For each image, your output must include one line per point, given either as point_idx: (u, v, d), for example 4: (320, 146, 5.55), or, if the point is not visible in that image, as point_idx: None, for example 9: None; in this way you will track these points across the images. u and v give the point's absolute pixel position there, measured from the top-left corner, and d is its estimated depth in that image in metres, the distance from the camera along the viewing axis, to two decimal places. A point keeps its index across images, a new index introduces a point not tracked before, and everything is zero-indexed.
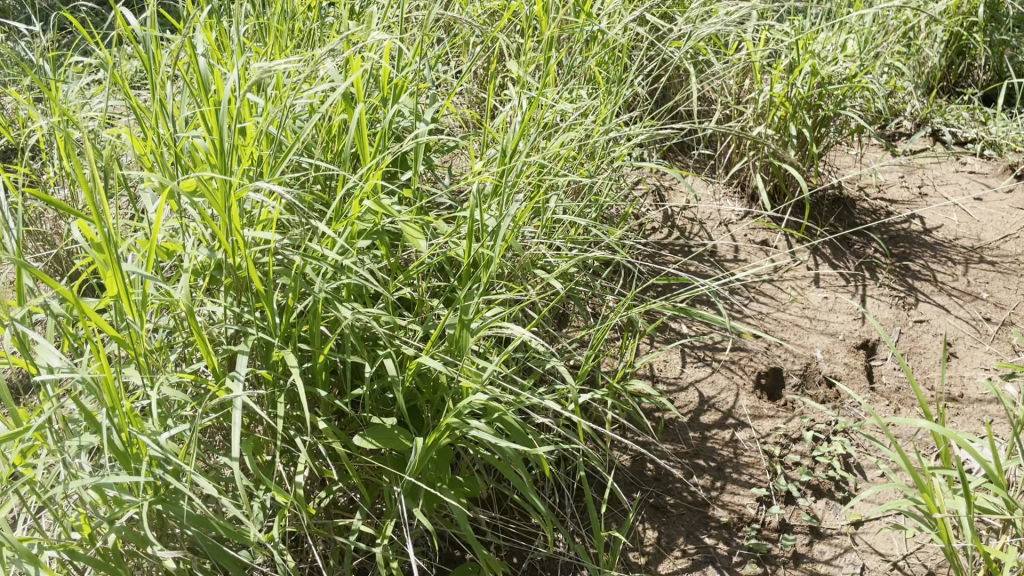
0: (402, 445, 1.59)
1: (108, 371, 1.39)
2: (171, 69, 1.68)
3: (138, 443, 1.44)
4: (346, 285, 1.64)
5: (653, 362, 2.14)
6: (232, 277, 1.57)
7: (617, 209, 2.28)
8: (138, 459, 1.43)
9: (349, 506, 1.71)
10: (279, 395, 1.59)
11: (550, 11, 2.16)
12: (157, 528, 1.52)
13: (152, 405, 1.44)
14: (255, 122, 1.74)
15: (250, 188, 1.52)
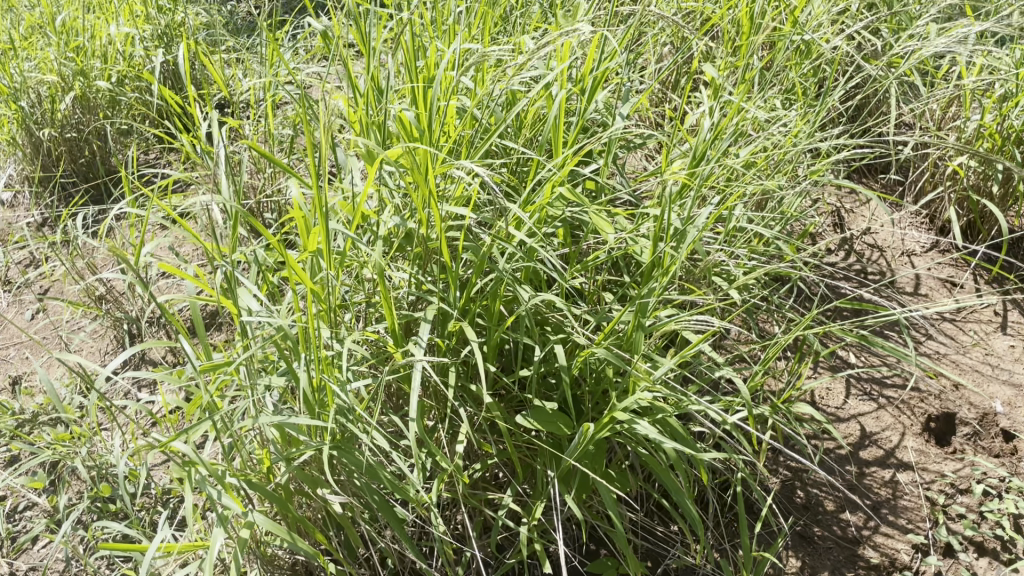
0: (561, 431, 1.61)
1: (307, 320, 1.49)
2: (388, 44, 1.76)
3: (323, 391, 1.53)
4: (527, 268, 1.67)
5: (815, 388, 2.09)
6: (423, 247, 1.64)
7: (797, 225, 2.22)
8: (321, 405, 1.53)
9: (497, 482, 1.75)
10: (452, 364, 1.64)
11: (756, 18, 2.12)
12: (326, 472, 1.61)
13: (340, 357, 1.52)
14: (459, 101, 1.80)
15: (451, 164, 1.58)
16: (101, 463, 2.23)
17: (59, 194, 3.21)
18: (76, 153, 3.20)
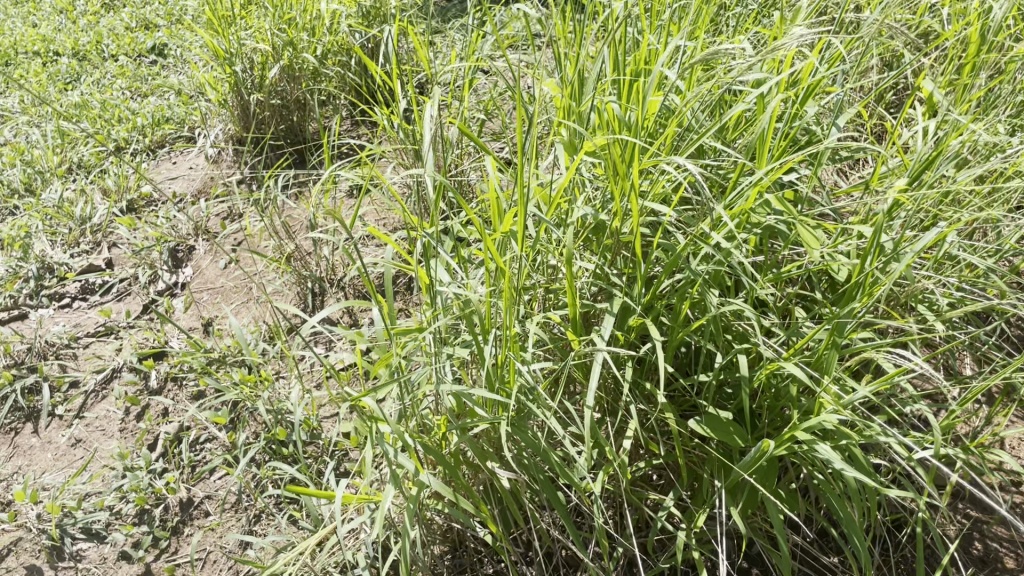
0: (735, 442, 1.57)
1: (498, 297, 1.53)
2: (604, 35, 1.77)
3: (507, 368, 1.57)
4: (718, 271, 1.64)
5: (1007, 437, 1.95)
6: (615, 240, 1.64)
7: (1006, 261, 2.07)
8: (503, 381, 1.57)
9: (659, 483, 1.73)
10: (630, 360, 1.64)
11: (990, 38, 1.99)
12: (496, 447, 1.65)
13: (528, 338, 1.55)
14: (667, 98, 1.78)
15: (656, 160, 1.57)
16: (280, 408, 2.41)
17: (261, 155, 3.46)
18: (279, 117, 3.43)
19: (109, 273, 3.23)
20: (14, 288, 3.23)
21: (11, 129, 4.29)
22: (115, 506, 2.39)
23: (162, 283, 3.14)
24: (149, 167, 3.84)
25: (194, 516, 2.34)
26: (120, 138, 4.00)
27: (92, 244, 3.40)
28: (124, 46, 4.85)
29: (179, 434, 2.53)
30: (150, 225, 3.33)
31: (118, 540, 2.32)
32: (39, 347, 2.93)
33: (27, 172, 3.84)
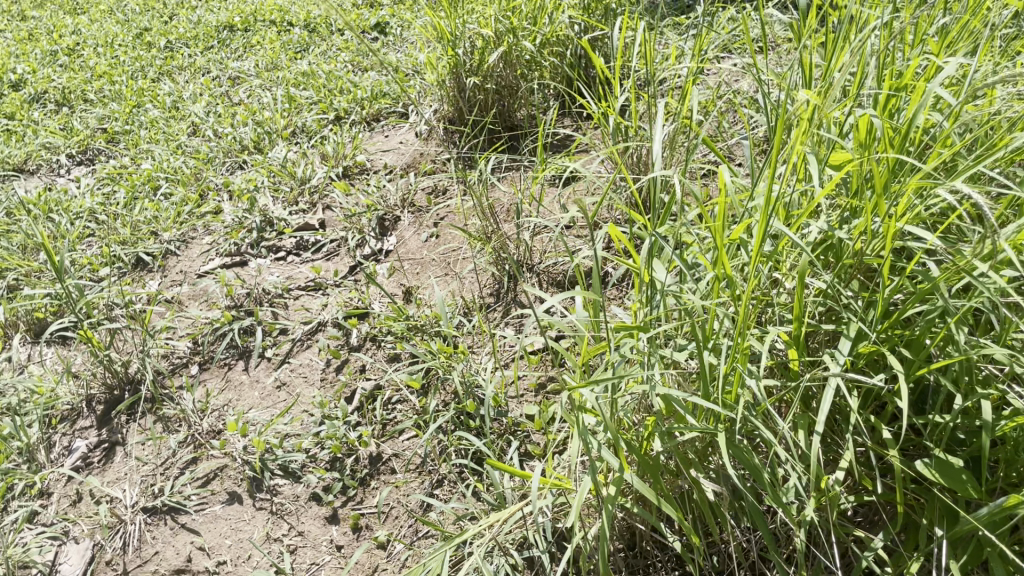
0: (968, 492, 1.45)
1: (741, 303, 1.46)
2: (871, 48, 1.69)
3: (734, 377, 1.51)
4: (971, 309, 1.52)
5: None
6: (857, 261, 1.56)
7: None
8: (728, 390, 1.51)
9: (867, 522, 1.64)
10: (859, 389, 1.55)
11: None
12: (701, 455, 1.61)
13: (762, 349, 1.48)
14: (930, 120, 1.67)
15: (922, 182, 1.47)
16: (471, 382, 2.50)
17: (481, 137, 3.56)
18: (494, 100, 3.54)
19: (322, 233, 3.51)
20: (240, 237, 3.56)
21: (245, 91, 4.72)
22: (311, 450, 2.56)
23: (368, 249, 3.39)
24: (365, 137, 4.18)
25: (381, 471, 2.47)
26: (340, 108, 4.37)
27: (309, 204, 3.71)
28: (350, 21, 5.23)
29: (374, 392, 2.68)
30: (362, 193, 3.63)
31: (312, 481, 2.49)
32: (257, 294, 3.21)
33: (257, 132, 4.21)
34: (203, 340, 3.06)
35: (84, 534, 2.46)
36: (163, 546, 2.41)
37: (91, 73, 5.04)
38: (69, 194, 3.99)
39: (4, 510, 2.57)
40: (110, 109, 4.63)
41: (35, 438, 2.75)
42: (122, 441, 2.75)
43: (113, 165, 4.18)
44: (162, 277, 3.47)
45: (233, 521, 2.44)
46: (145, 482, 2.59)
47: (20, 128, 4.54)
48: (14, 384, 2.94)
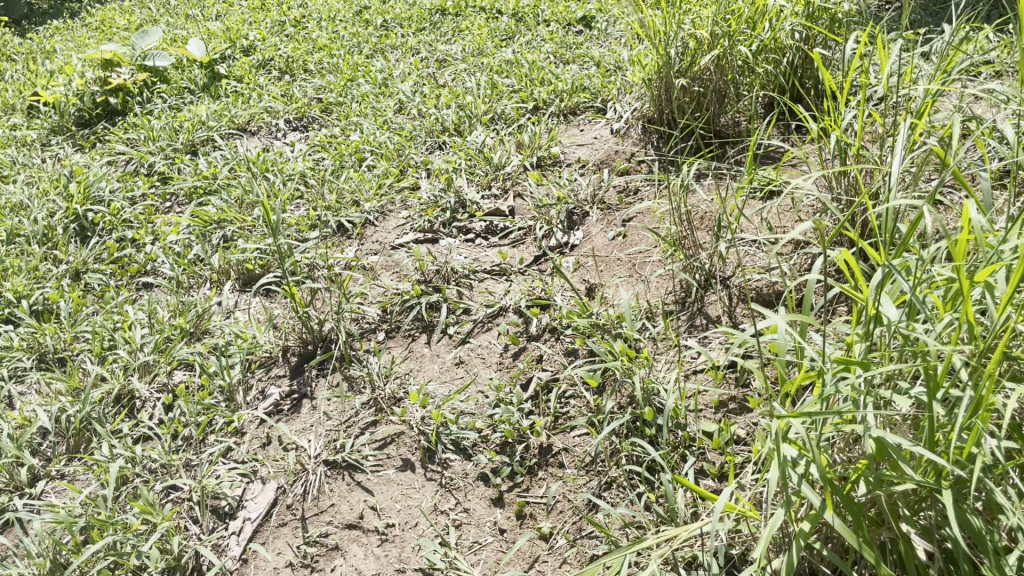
0: None
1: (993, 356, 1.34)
2: None
3: (969, 433, 1.39)
4: None
5: None
6: None
7: None
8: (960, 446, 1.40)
9: None
10: None
11: None
12: (912, 506, 1.51)
13: (1008, 409, 1.36)
14: None
15: None
16: (651, 389, 2.44)
17: (690, 142, 3.50)
18: (701, 103, 3.49)
19: (511, 220, 3.58)
20: (434, 215, 3.70)
21: (450, 74, 4.92)
22: (484, 431, 2.62)
23: (555, 240, 3.42)
24: (562, 129, 4.23)
25: (550, 463, 2.49)
26: (540, 99, 4.44)
27: (501, 190, 3.81)
28: (558, 13, 5.46)
29: (549, 384, 2.70)
30: (555, 185, 3.68)
31: (481, 462, 2.54)
32: (446, 272, 3.32)
33: (459, 115, 4.35)
34: (392, 310, 3.20)
35: (270, 476, 2.64)
36: (339, 500, 2.54)
37: (313, 45, 5.38)
38: (283, 156, 4.28)
39: (202, 442, 2.78)
40: (327, 80, 4.93)
41: (236, 379, 2.97)
42: (310, 394, 2.93)
43: (324, 133, 4.44)
44: (359, 244, 3.67)
45: (404, 487, 2.54)
46: (328, 437, 2.75)
47: (246, 90, 4.90)
48: (223, 326, 3.18)
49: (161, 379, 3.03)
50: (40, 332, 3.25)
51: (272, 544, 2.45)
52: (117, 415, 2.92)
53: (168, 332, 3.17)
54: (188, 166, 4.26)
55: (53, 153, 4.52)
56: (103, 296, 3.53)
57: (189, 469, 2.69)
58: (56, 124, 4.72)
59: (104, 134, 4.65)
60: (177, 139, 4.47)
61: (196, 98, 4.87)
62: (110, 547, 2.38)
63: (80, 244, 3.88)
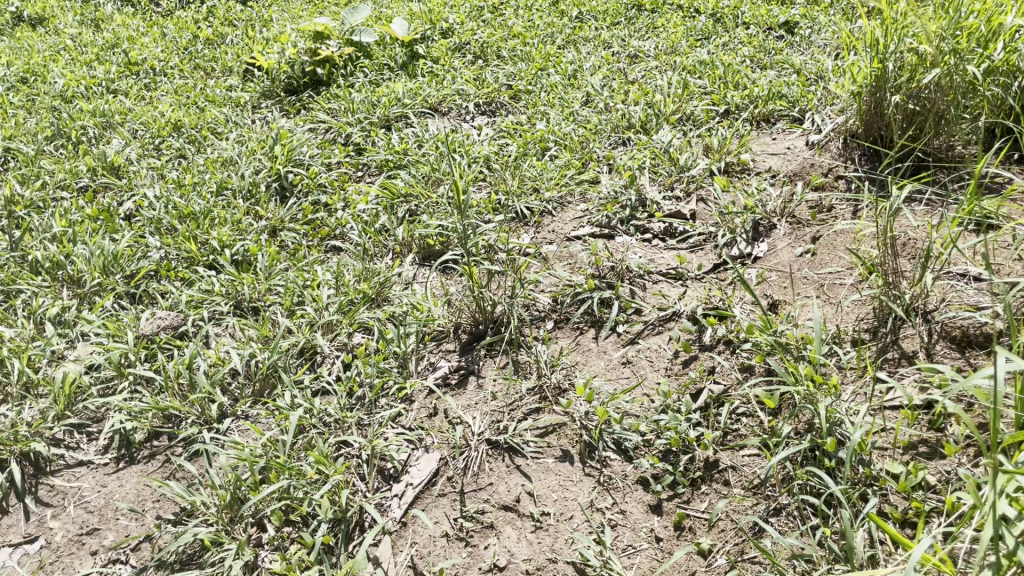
0: None
1: None
2: None
3: None
4: None
5: None
6: None
7: None
8: None
9: None
10: None
11: None
12: None
13: None
14: None
15: None
16: (835, 419, 2.32)
17: (907, 165, 3.36)
18: (919, 124, 3.30)
19: (692, 224, 3.50)
20: (613, 211, 3.66)
21: (642, 70, 4.88)
22: (647, 435, 2.57)
23: (736, 250, 3.30)
24: (755, 136, 4.09)
25: (715, 478, 2.42)
26: (733, 103, 4.31)
27: (684, 193, 3.73)
28: (758, 16, 5.29)
29: (721, 398, 2.61)
30: (742, 193, 3.56)
31: (642, 466, 2.50)
32: (620, 269, 3.27)
33: (647, 112, 4.30)
34: (563, 302, 3.20)
35: (433, 446, 2.72)
36: (497, 480, 2.59)
37: (508, 32, 5.48)
38: (470, 138, 4.38)
39: (374, 405, 2.90)
40: (519, 68, 5.01)
41: (410, 348, 3.08)
42: (477, 372, 2.99)
43: (512, 120, 4.51)
44: (535, 232, 3.71)
45: (562, 478, 2.55)
46: (492, 417, 2.79)
47: (441, 71, 5.06)
48: (402, 297, 3.31)
49: (342, 338, 3.21)
50: (239, 280, 3.50)
51: (431, 512, 2.53)
52: (300, 367, 3.11)
53: (352, 296, 3.34)
54: (381, 140, 4.45)
55: (263, 116, 4.85)
56: (295, 254, 3.76)
57: (360, 428, 2.82)
58: (267, 89, 5.06)
59: (308, 102, 4.94)
60: (373, 113, 4.68)
61: (394, 76, 5.09)
62: (285, 490, 2.54)
63: (279, 203, 4.14)
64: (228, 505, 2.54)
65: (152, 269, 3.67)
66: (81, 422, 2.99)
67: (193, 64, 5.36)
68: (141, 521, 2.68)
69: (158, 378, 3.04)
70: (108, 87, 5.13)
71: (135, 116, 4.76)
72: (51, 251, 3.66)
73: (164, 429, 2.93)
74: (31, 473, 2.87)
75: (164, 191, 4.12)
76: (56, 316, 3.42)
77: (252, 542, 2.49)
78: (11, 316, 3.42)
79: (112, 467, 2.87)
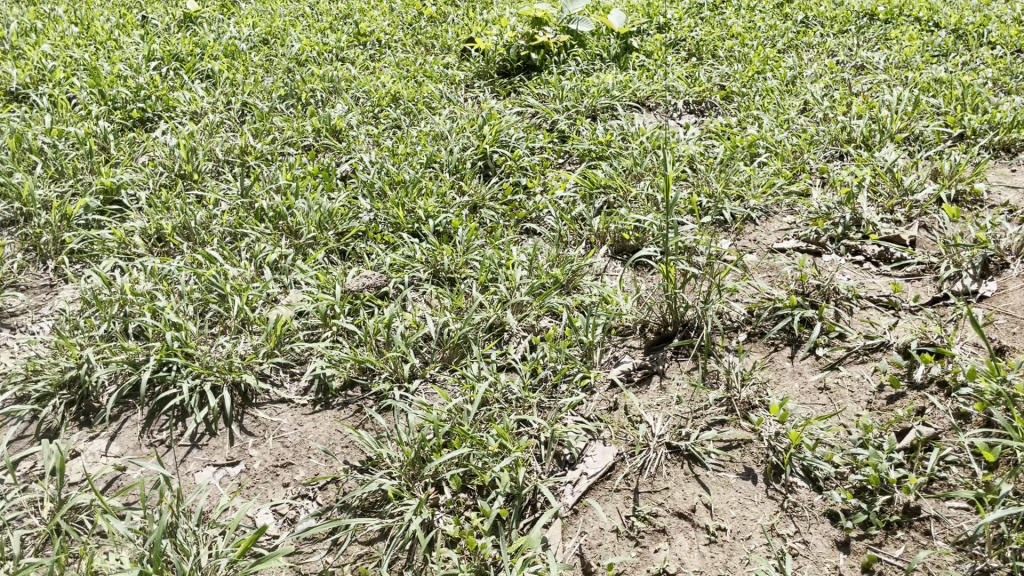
0: None
1: None
2: None
3: None
4: None
5: None
6: None
7: None
8: None
9: None
10: None
11: None
12: None
13: None
14: None
15: None
16: None
17: None
18: None
19: (910, 252, 3.28)
20: (823, 227, 3.48)
21: (867, 83, 4.61)
22: (841, 467, 2.44)
23: (960, 286, 3.06)
24: (993, 166, 3.76)
25: (914, 526, 2.28)
26: (970, 126, 3.98)
27: (904, 217, 3.48)
28: (1009, 37, 4.85)
29: (929, 442, 2.45)
30: (973, 226, 3.29)
31: (832, 499, 2.38)
32: (826, 289, 3.08)
33: (870, 128, 4.05)
34: (760, 314, 3.06)
35: (611, 440, 2.71)
36: (674, 486, 2.54)
37: (727, 31, 5.33)
38: (677, 136, 4.30)
39: (555, 391, 2.92)
40: (735, 69, 4.86)
41: (597, 338, 3.04)
42: (661, 373, 2.95)
43: (721, 121, 4.39)
44: (735, 239, 3.60)
45: (743, 496, 2.46)
46: (674, 421, 2.74)
47: (653, 66, 5.00)
48: (593, 287, 3.33)
49: (530, 320, 3.28)
50: (439, 251, 3.65)
51: (604, 505, 2.53)
52: (489, 342, 3.21)
53: (544, 280, 3.38)
54: (587, 129, 4.47)
55: (475, 96, 5.02)
56: (493, 232, 3.86)
57: (541, 410, 2.86)
58: (481, 69, 5.21)
59: (519, 85, 5.05)
60: (581, 102, 4.70)
61: (605, 67, 5.09)
62: (465, 457, 2.63)
63: (482, 181, 4.27)
64: (411, 462, 2.66)
65: (361, 230, 3.89)
66: (287, 361, 3.24)
67: (415, 40, 5.60)
68: (330, 463, 2.87)
69: (358, 333, 3.22)
70: (337, 54, 5.46)
71: (359, 84, 5.05)
72: (276, 202, 3.95)
73: (359, 381, 3.13)
74: (239, 402, 3.12)
75: (379, 158, 4.35)
76: (274, 262, 3.70)
77: (429, 501, 2.60)
78: (236, 256, 3.73)
79: (309, 408, 3.09)
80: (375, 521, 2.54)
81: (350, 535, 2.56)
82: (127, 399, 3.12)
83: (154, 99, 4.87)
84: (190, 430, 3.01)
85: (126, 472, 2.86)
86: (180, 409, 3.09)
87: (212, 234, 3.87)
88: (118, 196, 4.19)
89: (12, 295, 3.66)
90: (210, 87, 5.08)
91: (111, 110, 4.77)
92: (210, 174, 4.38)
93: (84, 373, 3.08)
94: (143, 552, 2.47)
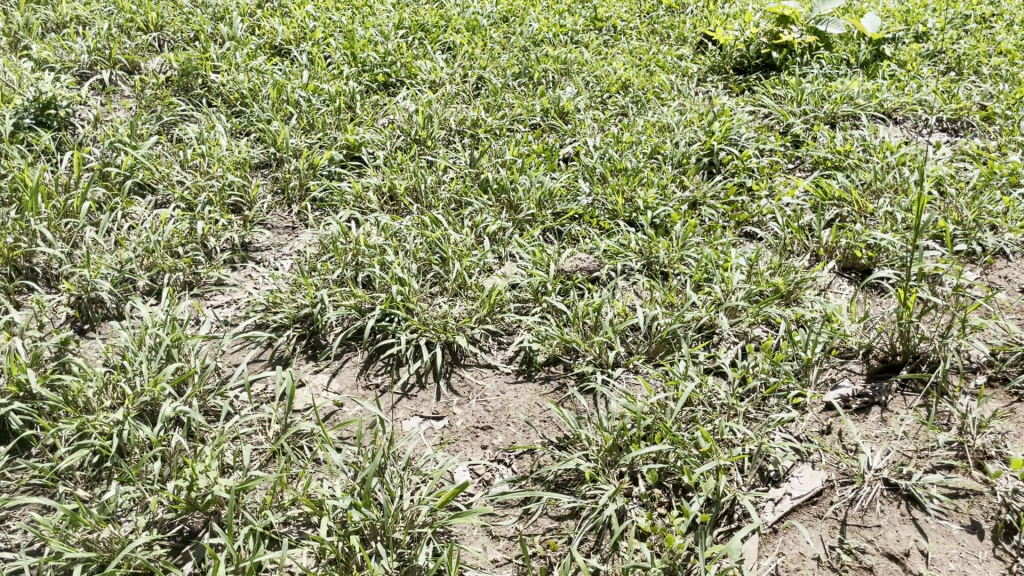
0: None
1: None
2: None
3: None
4: None
5: None
6: None
7: None
8: None
9: None
10: None
11: None
12: None
13: None
14: None
15: None
16: None
17: None
18: None
19: None
20: None
21: None
22: None
23: None
24: None
25: None
26: None
27: None
28: None
29: None
30: None
31: None
32: None
33: None
34: (1006, 359, 2.83)
35: (821, 465, 2.60)
36: (887, 525, 2.40)
37: (994, 47, 4.89)
38: (925, 154, 4.01)
39: (764, 403, 2.80)
40: (1000, 89, 4.46)
41: (817, 357, 2.89)
42: (883, 405, 2.78)
43: (978, 144, 4.05)
44: (983, 273, 3.33)
45: (965, 550, 2.31)
46: (894, 457, 2.58)
47: (906, 77, 4.68)
48: (817, 302, 3.19)
49: (743, 326, 3.20)
50: (655, 243, 3.62)
51: (807, 530, 2.43)
52: (698, 342, 3.16)
53: (764, 287, 3.26)
54: (824, 136, 4.26)
55: (706, 90, 4.92)
56: (712, 231, 3.78)
57: (747, 419, 2.75)
58: (717, 65, 5.09)
59: (754, 84, 4.89)
60: (820, 107, 4.48)
61: (851, 73, 4.82)
62: (664, 454, 2.61)
63: (705, 178, 4.19)
64: (610, 449, 2.67)
65: (579, 213, 3.94)
66: (497, 330, 3.35)
67: (651, 29, 5.57)
68: (527, 434, 2.95)
69: (568, 313, 3.27)
70: (573, 37, 5.52)
71: (591, 69, 5.08)
72: (501, 175, 4.07)
73: (564, 360, 3.18)
74: (448, 361, 3.27)
75: (604, 144, 4.37)
76: (494, 233, 3.83)
77: (623, 490, 2.61)
78: (459, 223, 3.89)
79: (512, 378, 3.19)
80: (568, 499, 2.58)
81: (542, 507, 2.63)
82: (351, 342, 3.36)
83: (399, 66, 5.15)
84: (401, 379, 3.19)
85: (342, 408, 3.08)
86: (394, 358, 3.29)
87: (439, 199, 4.05)
88: (358, 153, 4.48)
89: (260, 232, 4.02)
90: (450, 58, 5.30)
91: (360, 73, 5.09)
92: (441, 142, 4.58)
93: (317, 312, 3.34)
94: (354, 486, 2.65)
